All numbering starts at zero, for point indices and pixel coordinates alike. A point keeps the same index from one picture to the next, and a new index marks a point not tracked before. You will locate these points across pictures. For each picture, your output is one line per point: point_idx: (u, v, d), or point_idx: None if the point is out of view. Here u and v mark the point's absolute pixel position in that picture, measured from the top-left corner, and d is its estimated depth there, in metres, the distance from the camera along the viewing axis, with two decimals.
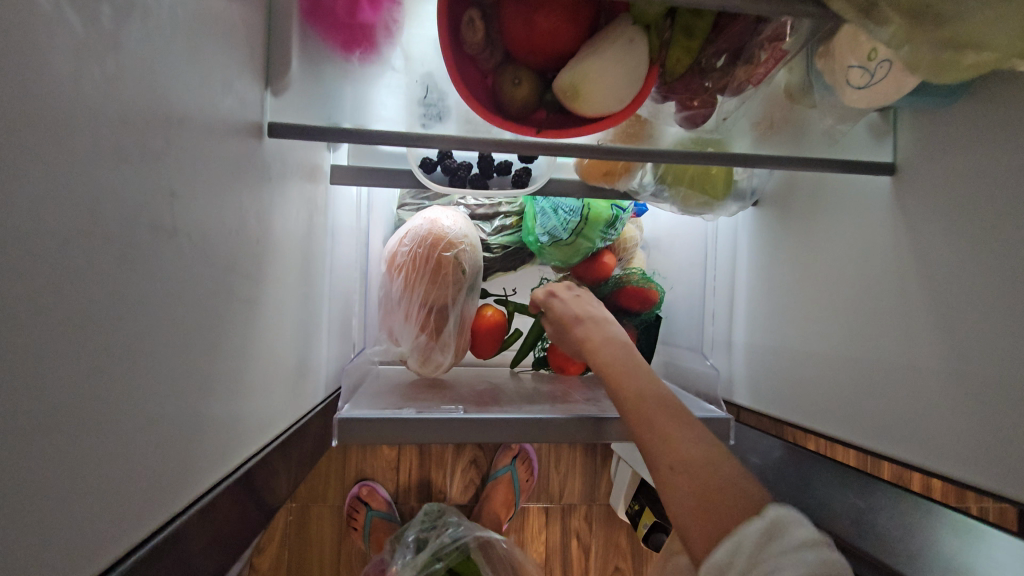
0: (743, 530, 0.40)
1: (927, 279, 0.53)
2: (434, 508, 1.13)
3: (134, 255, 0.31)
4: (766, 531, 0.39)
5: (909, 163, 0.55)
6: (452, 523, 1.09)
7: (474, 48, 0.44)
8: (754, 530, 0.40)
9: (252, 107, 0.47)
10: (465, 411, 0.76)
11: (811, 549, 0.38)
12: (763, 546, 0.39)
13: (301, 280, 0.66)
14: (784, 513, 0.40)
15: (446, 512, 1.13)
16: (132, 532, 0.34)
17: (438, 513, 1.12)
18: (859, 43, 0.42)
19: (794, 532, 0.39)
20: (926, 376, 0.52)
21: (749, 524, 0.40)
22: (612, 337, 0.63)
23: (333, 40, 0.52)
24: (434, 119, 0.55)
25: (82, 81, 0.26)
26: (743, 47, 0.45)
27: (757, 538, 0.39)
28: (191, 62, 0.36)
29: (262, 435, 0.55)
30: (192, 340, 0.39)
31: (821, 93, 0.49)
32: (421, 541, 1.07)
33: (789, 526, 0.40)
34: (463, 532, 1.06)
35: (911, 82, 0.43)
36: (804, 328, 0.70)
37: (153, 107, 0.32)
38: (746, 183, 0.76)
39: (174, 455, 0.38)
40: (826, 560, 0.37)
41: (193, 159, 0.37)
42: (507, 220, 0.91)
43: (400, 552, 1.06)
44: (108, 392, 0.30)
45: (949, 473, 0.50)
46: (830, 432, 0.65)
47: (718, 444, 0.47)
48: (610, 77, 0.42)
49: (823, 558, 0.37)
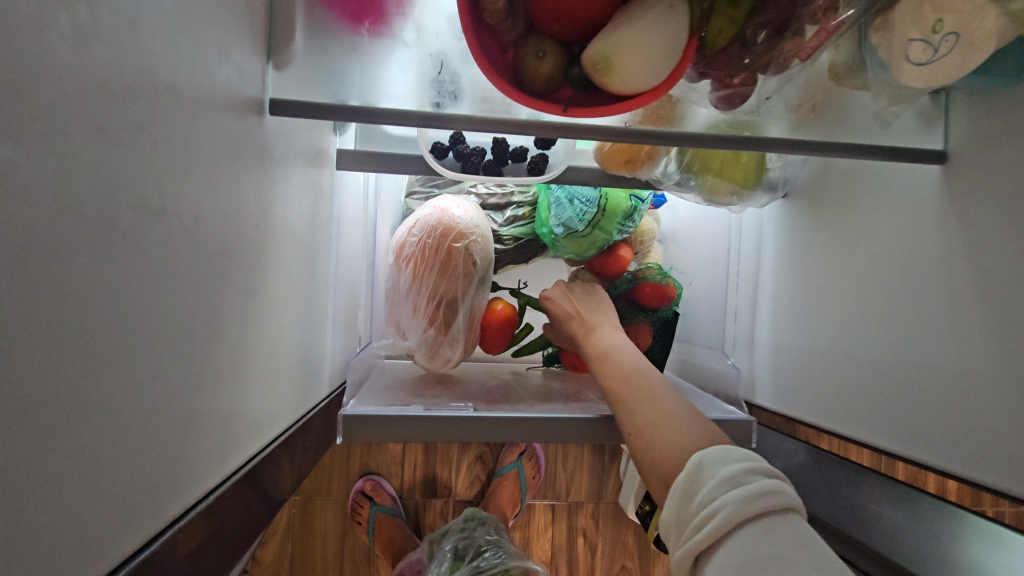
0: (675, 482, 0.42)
1: (979, 276, 0.48)
2: (475, 516, 1.05)
3: (113, 236, 0.28)
4: (688, 483, 0.41)
5: (962, 150, 0.51)
6: (492, 540, 1.00)
7: (495, 16, 0.40)
8: (679, 481, 0.42)
9: (252, 81, 0.44)
10: (474, 408, 0.72)
11: (731, 486, 0.38)
12: (691, 497, 0.41)
13: (305, 271, 0.62)
14: (705, 457, 0.42)
15: (488, 524, 1.04)
16: (118, 543, 0.31)
17: (479, 521, 1.05)
18: (923, 13, 0.38)
19: (713, 476, 0.40)
20: (973, 380, 0.48)
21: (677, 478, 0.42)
22: (603, 333, 0.65)
23: (341, 11, 0.49)
24: (448, 98, 0.51)
25: (49, 31, 0.23)
26: (789, 18, 0.41)
27: (682, 489, 0.41)
28: (181, 26, 0.33)
29: (263, 433, 0.52)
30: (184, 332, 0.35)
31: (874, 71, 0.45)
32: (460, 550, 0.99)
33: (709, 468, 0.41)
34: (505, 554, 0.97)
35: (977, 56, 0.38)
36: (836, 326, 0.67)
37: (137, 71, 0.29)
38: (778, 173, 0.72)
39: (165, 457, 0.35)
40: (742, 494, 0.37)
41: (183, 132, 0.33)
42: (520, 210, 0.87)
43: (439, 559, 0.98)
44: (86, 390, 0.27)
45: (992, 483, 0.46)
46: (859, 436, 0.61)
47: (673, 403, 0.51)
48: (647, 46, 0.38)
49: (741, 492, 0.37)
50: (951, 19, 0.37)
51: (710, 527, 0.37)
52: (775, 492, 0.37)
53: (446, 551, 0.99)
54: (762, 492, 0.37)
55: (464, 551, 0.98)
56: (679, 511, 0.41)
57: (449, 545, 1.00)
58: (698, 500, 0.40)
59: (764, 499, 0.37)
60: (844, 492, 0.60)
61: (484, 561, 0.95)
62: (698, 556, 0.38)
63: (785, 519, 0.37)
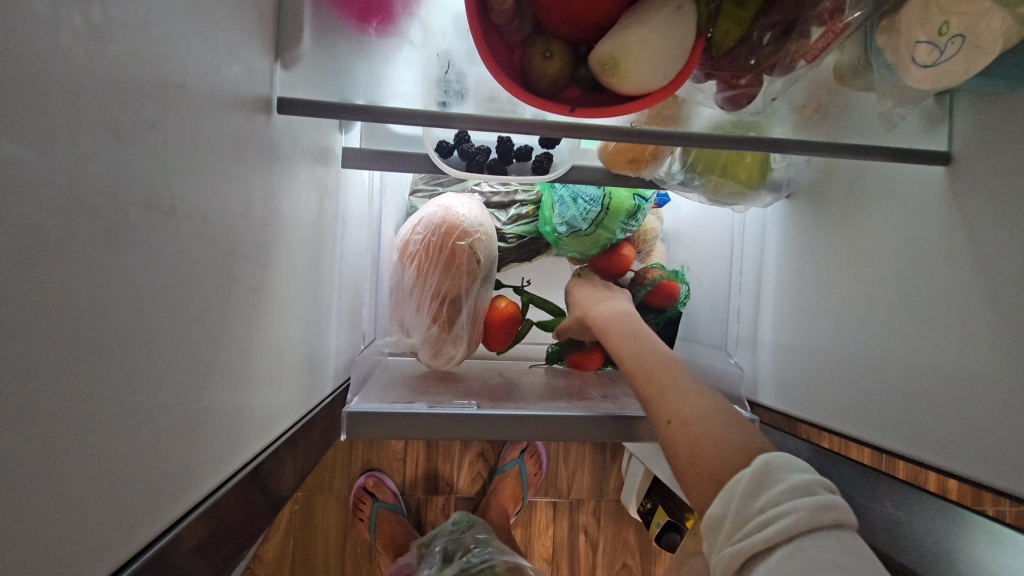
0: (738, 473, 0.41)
1: (981, 278, 0.49)
2: (464, 519, 1.08)
3: (126, 234, 0.28)
4: (754, 481, 0.39)
5: (966, 151, 0.51)
6: (481, 538, 1.02)
7: (502, 16, 0.41)
8: (745, 478, 0.40)
9: (261, 80, 0.44)
10: (477, 406, 0.73)
11: (799, 494, 0.37)
12: (753, 497, 0.39)
13: (310, 268, 0.62)
14: (776, 460, 0.40)
15: (477, 525, 1.06)
16: (126, 539, 0.31)
17: (468, 524, 1.07)
18: (929, 15, 0.39)
19: (782, 480, 0.38)
20: (975, 381, 0.49)
21: (740, 473, 0.41)
22: (628, 323, 0.65)
23: (349, 11, 0.50)
24: (454, 97, 0.52)
25: (62, 29, 0.23)
26: (795, 20, 0.42)
27: (744, 486, 0.39)
28: (192, 27, 0.33)
29: (267, 430, 0.52)
30: (192, 329, 0.36)
31: (879, 73, 0.45)
32: (448, 551, 1.01)
33: (777, 472, 0.39)
34: (492, 551, 0.98)
35: (986, 58, 0.38)
36: (840, 326, 0.67)
37: (147, 69, 0.29)
38: (782, 173, 0.72)
39: (174, 452, 0.35)
40: (814, 502, 0.36)
41: (193, 131, 0.34)
42: (523, 209, 0.88)
43: (427, 561, 0.99)
44: (98, 388, 0.27)
45: (992, 483, 0.47)
46: (860, 435, 0.62)
47: (703, 398, 0.49)
48: (654, 47, 0.39)
49: (811, 501, 0.37)
50: (957, 22, 0.37)
51: (777, 528, 0.36)
52: (844, 508, 0.37)
53: (435, 551, 1.01)
54: (833, 504, 0.37)
55: (453, 551, 1.00)
56: (738, 510, 0.39)
57: (439, 545, 1.02)
58: (762, 500, 0.38)
59: (834, 512, 0.36)
60: (845, 491, 0.60)
61: (472, 558, 0.97)
62: (752, 556, 0.37)
63: (847, 530, 0.37)
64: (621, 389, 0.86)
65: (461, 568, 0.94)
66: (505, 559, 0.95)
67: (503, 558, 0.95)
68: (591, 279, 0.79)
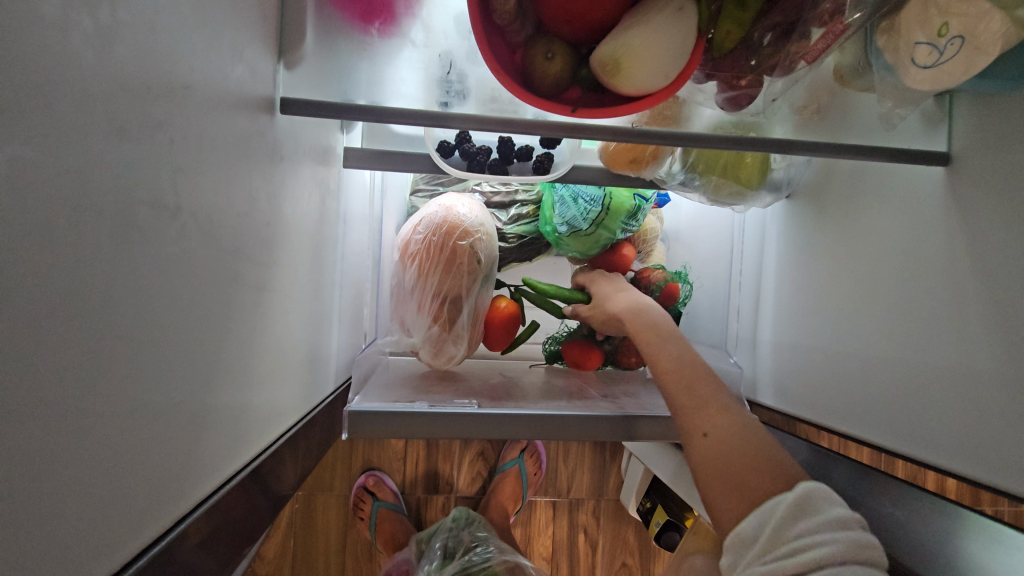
0: (781, 496, 0.43)
1: (980, 278, 0.49)
2: (464, 515, 1.06)
3: (132, 233, 0.28)
4: (794, 507, 0.41)
5: (965, 152, 0.51)
6: (481, 537, 1.02)
7: (504, 17, 0.41)
8: (786, 504, 0.41)
9: (264, 80, 0.44)
10: (478, 405, 0.73)
11: (837, 527, 0.39)
12: (790, 523, 0.41)
13: (312, 267, 0.63)
14: (817, 490, 0.42)
15: (476, 522, 1.06)
16: (131, 537, 0.31)
17: (468, 521, 1.06)
18: (929, 16, 0.39)
19: (822, 511, 0.40)
20: (974, 381, 0.49)
21: (783, 496, 0.42)
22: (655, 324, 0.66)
23: (352, 12, 0.49)
24: (455, 97, 0.52)
25: (71, 30, 0.23)
26: (796, 22, 0.42)
27: (784, 510, 0.41)
28: (197, 27, 0.33)
29: (270, 429, 0.53)
30: (197, 328, 0.36)
31: (879, 74, 0.45)
32: (448, 548, 1.01)
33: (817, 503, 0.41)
34: (493, 550, 0.98)
35: (986, 57, 0.38)
36: (839, 326, 0.67)
37: (154, 70, 0.29)
38: (782, 173, 0.73)
39: (178, 450, 0.35)
40: (852, 538, 0.38)
41: (199, 131, 0.34)
42: (524, 209, 0.88)
43: (427, 558, 0.99)
44: (103, 386, 0.27)
45: (991, 482, 0.47)
46: (860, 435, 0.62)
47: (742, 414, 0.51)
48: (656, 48, 0.39)
49: (849, 536, 0.38)
50: (957, 22, 0.38)
51: (813, 555, 0.38)
52: (877, 548, 0.39)
53: (434, 546, 1.01)
54: (868, 543, 0.38)
55: (452, 548, 1.00)
56: (774, 531, 0.41)
57: (438, 539, 1.02)
58: (799, 528, 0.40)
59: (869, 551, 0.38)
60: (845, 490, 0.60)
61: (472, 556, 0.97)
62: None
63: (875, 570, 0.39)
64: (621, 388, 0.87)
65: (463, 568, 0.94)
66: (504, 558, 0.96)
67: (503, 557, 0.96)
68: (608, 275, 0.78)
